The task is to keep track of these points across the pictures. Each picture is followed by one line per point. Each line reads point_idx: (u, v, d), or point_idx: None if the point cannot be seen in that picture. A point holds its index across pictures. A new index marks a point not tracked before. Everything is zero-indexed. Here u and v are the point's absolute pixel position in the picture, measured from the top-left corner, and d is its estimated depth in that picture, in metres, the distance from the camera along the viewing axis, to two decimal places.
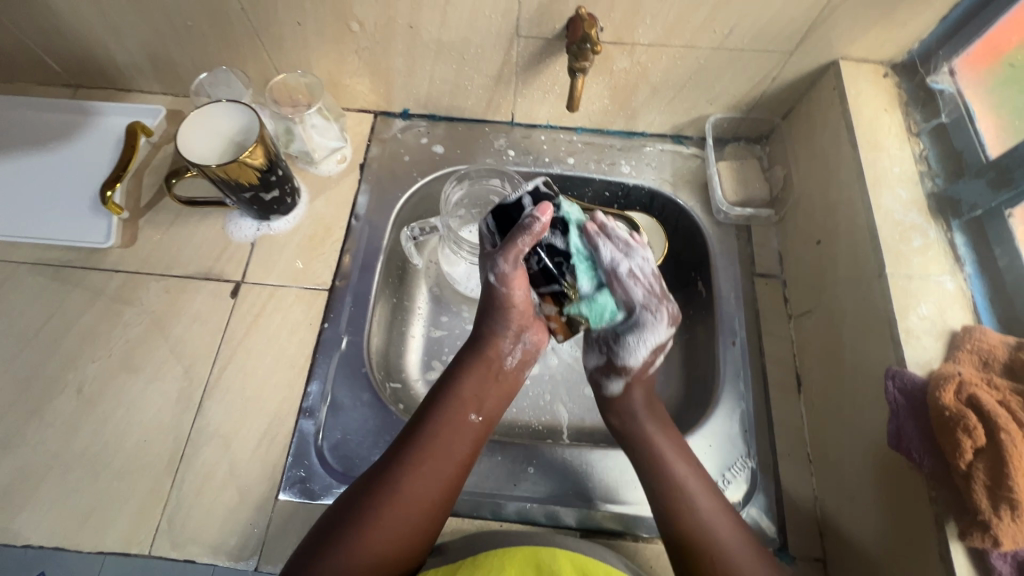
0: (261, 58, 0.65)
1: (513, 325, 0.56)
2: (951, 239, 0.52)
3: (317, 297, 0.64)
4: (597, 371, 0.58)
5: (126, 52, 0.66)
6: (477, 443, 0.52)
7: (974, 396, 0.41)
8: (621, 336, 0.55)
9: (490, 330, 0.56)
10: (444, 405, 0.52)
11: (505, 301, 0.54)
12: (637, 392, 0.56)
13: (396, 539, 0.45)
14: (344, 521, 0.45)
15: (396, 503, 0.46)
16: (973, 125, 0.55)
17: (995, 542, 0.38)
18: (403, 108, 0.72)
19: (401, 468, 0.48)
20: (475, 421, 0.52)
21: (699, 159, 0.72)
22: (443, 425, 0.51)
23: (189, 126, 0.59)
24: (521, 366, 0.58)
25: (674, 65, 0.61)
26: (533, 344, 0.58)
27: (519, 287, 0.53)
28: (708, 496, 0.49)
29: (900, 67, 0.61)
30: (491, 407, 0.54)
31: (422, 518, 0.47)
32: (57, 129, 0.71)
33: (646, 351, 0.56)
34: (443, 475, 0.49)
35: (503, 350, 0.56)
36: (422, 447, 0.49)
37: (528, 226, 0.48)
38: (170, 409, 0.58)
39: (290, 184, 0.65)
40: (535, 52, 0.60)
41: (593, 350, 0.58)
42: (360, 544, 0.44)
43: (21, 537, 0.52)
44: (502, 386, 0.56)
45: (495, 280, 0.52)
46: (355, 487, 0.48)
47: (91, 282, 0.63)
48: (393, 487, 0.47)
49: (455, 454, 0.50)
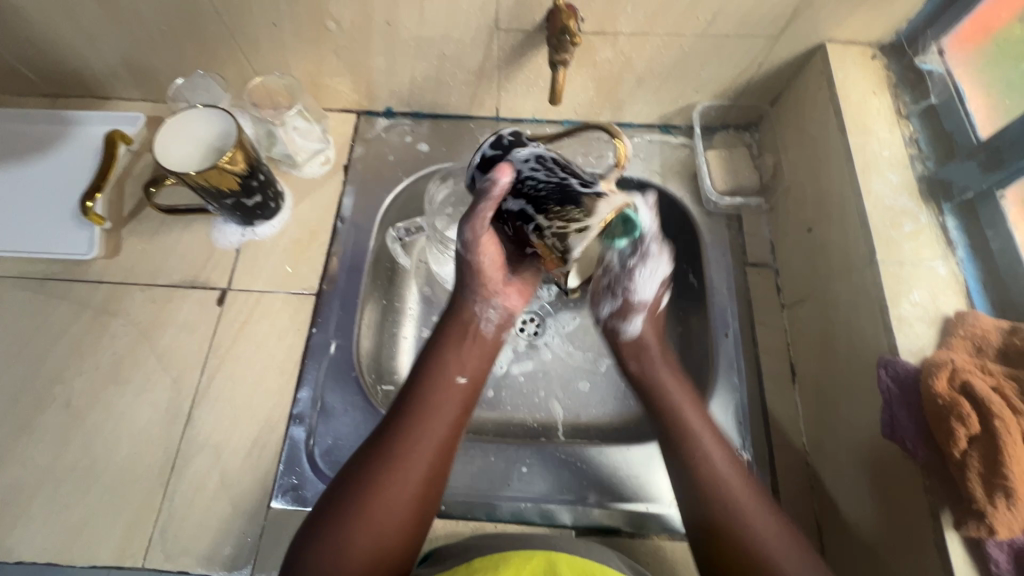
0: (239, 61, 0.64)
1: (487, 287, 0.53)
2: (943, 223, 0.51)
3: (305, 302, 0.63)
4: (612, 318, 0.55)
5: (102, 60, 0.65)
6: (466, 403, 0.50)
7: (967, 383, 0.40)
8: (631, 270, 0.52)
9: (464, 294, 0.53)
10: (427, 372, 0.50)
11: (474, 267, 0.52)
12: (647, 331, 0.54)
13: (394, 514, 0.44)
14: (338, 506, 0.44)
15: (389, 478, 0.44)
16: (964, 106, 0.54)
17: (991, 531, 0.37)
18: (386, 106, 0.71)
19: (392, 437, 0.46)
20: (461, 383, 0.50)
21: (688, 148, 0.70)
22: (429, 392, 0.49)
23: (164, 134, 0.57)
24: (500, 329, 0.55)
25: (658, 54, 0.59)
26: (508, 308, 0.55)
27: (484, 253, 0.51)
28: (722, 452, 0.47)
29: (889, 47, 0.59)
30: (476, 367, 0.52)
31: (419, 491, 0.45)
32: (36, 139, 0.70)
33: (655, 284, 0.53)
34: (431, 446, 0.47)
35: (479, 311, 0.53)
36: (412, 413, 0.47)
37: (487, 191, 0.46)
38: (160, 420, 0.57)
39: (273, 188, 0.64)
40: (516, 46, 0.59)
41: (605, 297, 0.55)
42: (357, 521, 0.43)
43: (14, 553, 0.52)
44: (485, 346, 0.53)
45: (462, 248, 0.51)
46: (341, 476, 0.46)
47: (76, 294, 0.63)
48: (384, 462, 0.45)
49: (445, 422, 0.48)
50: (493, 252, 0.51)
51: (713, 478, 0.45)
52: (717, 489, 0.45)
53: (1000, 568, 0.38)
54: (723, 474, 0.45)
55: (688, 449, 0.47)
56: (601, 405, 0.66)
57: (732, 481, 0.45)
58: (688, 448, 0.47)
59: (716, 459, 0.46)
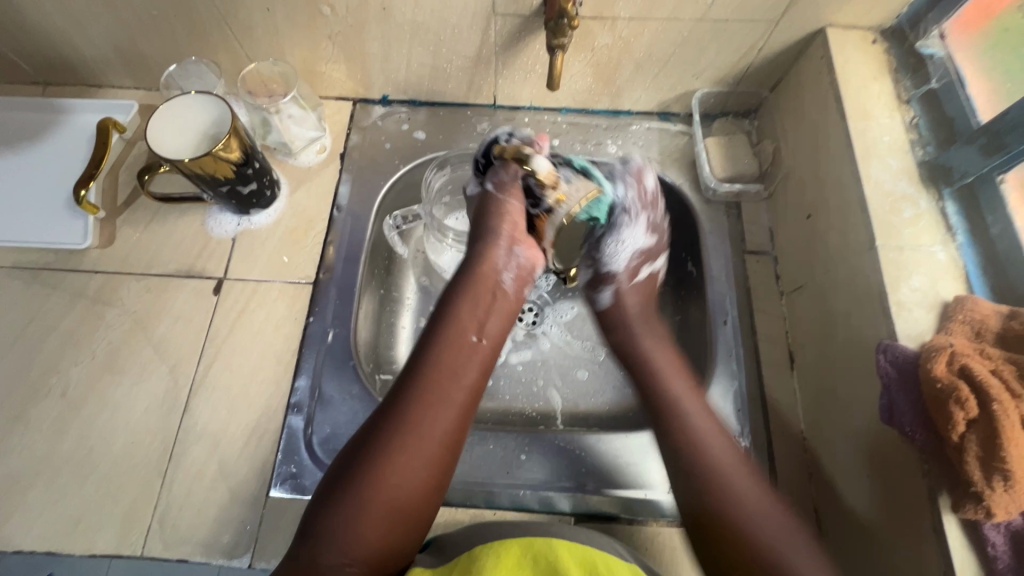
0: (232, 47, 0.63)
1: (508, 236, 0.53)
2: (943, 209, 0.51)
3: (302, 291, 0.63)
4: (588, 285, 0.60)
5: (94, 46, 0.64)
6: (483, 364, 0.50)
7: (967, 366, 0.40)
8: (602, 241, 0.58)
9: (484, 246, 0.53)
10: (444, 330, 0.50)
11: (503, 209, 0.54)
12: (627, 301, 0.59)
13: (413, 474, 0.45)
14: (355, 469, 0.44)
15: (408, 438, 0.45)
16: (965, 90, 0.53)
17: (988, 514, 0.38)
18: (382, 94, 0.70)
19: (409, 399, 0.47)
20: (477, 343, 0.51)
21: (687, 136, 0.70)
22: (445, 353, 0.49)
23: (157, 121, 0.57)
24: (520, 283, 0.55)
25: (657, 39, 0.59)
26: (530, 259, 0.55)
27: (514, 196, 0.54)
28: (716, 433, 0.48)
29: (889, 32, 0.59)
30: (494, 327, 0.52)
31: (439, 449, 0.46)
32: (28, 127, 0.69)
33: (627, 256, 0.58)
34: (448, 405, 0.47)
35: (498, 265, 0.53)
36: (427, 374, 0.48)
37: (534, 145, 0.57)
38: (157, 410, 0.57)
39: (268, 177, 0.63)
40: (514, 31, 0.58)
41: (583, 265, 0.61)
42: (376, 482, 0.44)
43: (12, 542, 0.52)
44: (503, 306, 0.53)
45: (493, 186, 0.55)
46: (360, 432, 0.46)
47: (70, 284, 0.62)
48: (403, 419, 0.46)
49: (462, 382, 0.48)
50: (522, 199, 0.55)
51: (698, 436, 0.48)
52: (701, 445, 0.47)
53: (998, 549, 0.38)
54: (710, 437, 0.48)
55: (671, 410, 0.50)
56: (600, 393, 0.66)
57: (715, 441, 0.48)
58: (677, 411, 0.50)
59: (700, 419, 0.49)
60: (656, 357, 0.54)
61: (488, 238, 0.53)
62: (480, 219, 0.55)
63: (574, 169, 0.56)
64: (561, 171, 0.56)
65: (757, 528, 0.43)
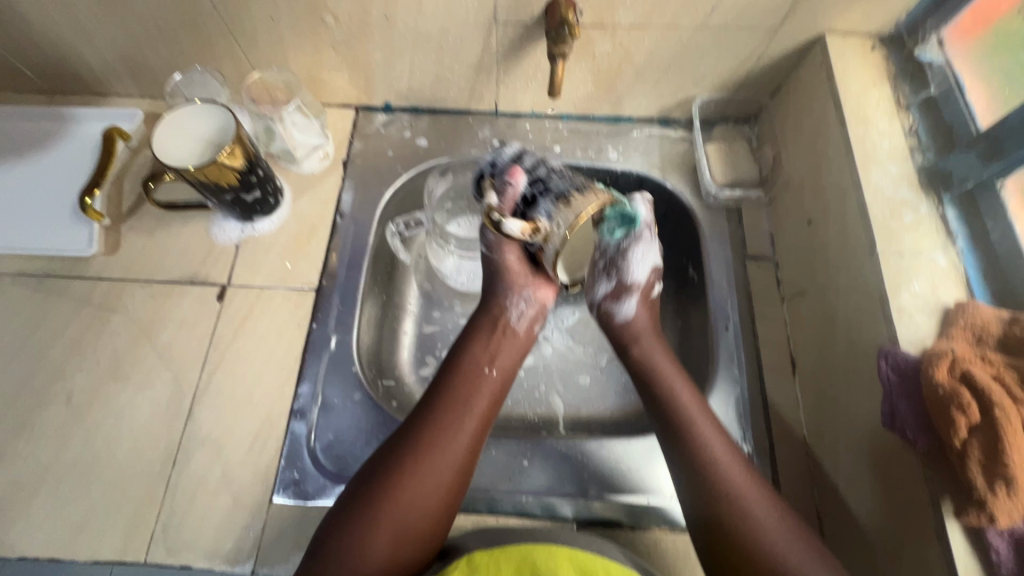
0: (236, 56, 0.64)
1: (515, 285, 0.57)
2: (943, 214, 0.51)
3: (304, 298, 0.63)
4: (607, 299, 0.57)
5: (100, 56, 0.65)
6: (495, 395, 0.52)
7: (968, 372, 0.40)
8: (626, 250, 0.55)
9: (494, 295, 0.57)
10: (459, 362, 0.52)
11: (502, 267, 0.57)
12: (641, 316, 0.57)
13: (423, 498, 0.45)
14: (366, 489, 0.45)
15: (421, 461, 0.46)
16: (963, 97, 0.54)
17: (991, 520, 0.38)
18: (385, 101, 0.71)
19: (424, 424, 0.48)
20: (490, 374, 0.52)
21: (687, 142, 0.70)
22: (461, 383, 0.51)
23: (162, 129, 0.57)
24: (530, 323, 0.57)
25: (657, 46, 0.59)
26: (540, 301, 0.58)
27: (511, 249, 0.56)
28: (729, 453, 0.48)
29: (888, 39, 0.59)
30: (505, 360, 0.54)
31: (451, 475, 0.47)
32: (34, 136, 0.70)
33: (647, 268, 0.56)
34: (462, 431, 0.48)
35: (507, 309, 0.56)
36: (443, 402, 0.49)
37: (502, 190, 0.54)
38: (160, 416, 0.57)
39: (272, 184, 0.64)
40: (515, 39, 0.59)
41: (599, 279, 0.57)
42: (386, 502, 0.44)
43: (16, 549, 0.52)
44: (515, 343, 0.56)
45: (488, 246, 0.57)
46: (376, 455, 0.48)
47: (75, 291, 0.63)
48: (418, 444, 0.47)
49: (475, 411, 0.50)
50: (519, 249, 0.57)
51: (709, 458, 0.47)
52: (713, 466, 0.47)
53: (1001, 556, 0.38)
54: (720, 456, 0.47)
55: (684, 430, 0.49)
56: (602, 399, 0.67)
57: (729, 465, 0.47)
58: (688, 431, 0.49)
59: (712, 438, 0.48)
60: (666, 374, 0.53)
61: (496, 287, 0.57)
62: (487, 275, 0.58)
63: (552, 199, 0.51)
64: (539, 207, 0.52)
65: (768, 557, 0.43)
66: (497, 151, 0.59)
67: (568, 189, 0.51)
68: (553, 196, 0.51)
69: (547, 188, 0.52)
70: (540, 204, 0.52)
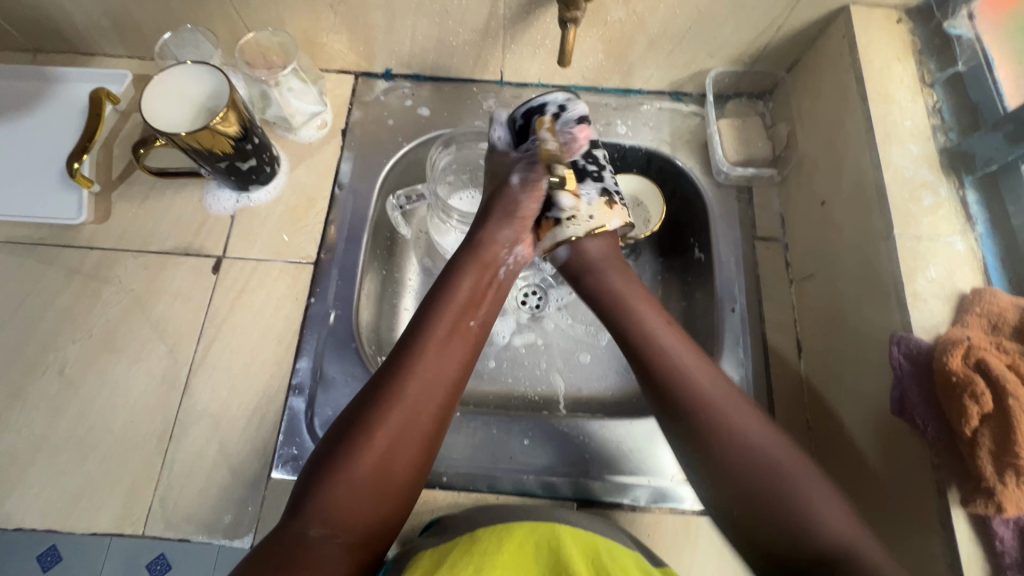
0: (228, 14, 0.60)
1: (514, 229, 0.55)
2: (964, 197, 0.50)
3: (302, 271, 0.61)
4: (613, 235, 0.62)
5: (83, 12, 0.61)
6: (475, 347, 0.51)
7: (983, 360, 0.40)
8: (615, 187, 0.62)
9: (489, 234, 0.54)
10: (438, 311, 0.50)
11: (515, 208, 0.55)
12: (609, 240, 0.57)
13: (402, 451, 0.44)
14: (344, 441, 0.44)
15: (399, 411, 0.45)
16: (992, 75, 0.51)
17: (999, 509, 0.37)
18: (385, 68, 0.68)
19: (402, 374, 0.46)
20: (472, 327, 0.51)
21: (699, 117, 0.68)
22: (441, 331, 0.49)
23: (151, 95, 0.55)
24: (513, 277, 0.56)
25: (673, 15, 0.56)
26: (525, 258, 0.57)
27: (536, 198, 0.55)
28: (715, 381, 0.47)
29: (915, 11, 0.56)
30: (486, 313, 0.53)
31: (430, 423, 0.46)
32: (18, 97, 0.67)
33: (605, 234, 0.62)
34: (441, 383, 0.47)
35: (502, 254, 0.54)
36: (423, 352, 0.48)
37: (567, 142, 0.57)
38: (156, 389, 0.56)
39: (267, 153, 0.61)
40: (523, 3, 0.55)
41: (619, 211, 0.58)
42: (366, 454, 0.43)
43: (13, 519, 0.52)
44: (497, 293, 0.54)
45: (519, 181, 0.56)
46: (354, 404, 0.46)
47: (65, 260, 0.61)
48: (399, 390, 0.46)
49: (457, 357, 0.49)
50: (539, 203, 0.56)
51: (756, 453, 0.44)
52: (777, 462, 0.43)
53: (1006, 544, 0.38)
54: (777, 458, 0.44)
55: (669, 371, 0.48)
56: (604, 379, 0.66)
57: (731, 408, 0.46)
58: (691, 384, 0.47)
59: (760, 442, 0.44)
60: (649, 321, 0.51)
61: (501, 227, 0.55)
62: (491, 203, 0.56)
63: (598, 189, 0.57)
64: (585, 185, 0.56)
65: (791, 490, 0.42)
66: (570, 96, 0.59)
67: (611, 190, 0.58)
68: (601, 187, 0.57)
69: (598, 176, 0.57)
70: (587, 183, 0.57)
